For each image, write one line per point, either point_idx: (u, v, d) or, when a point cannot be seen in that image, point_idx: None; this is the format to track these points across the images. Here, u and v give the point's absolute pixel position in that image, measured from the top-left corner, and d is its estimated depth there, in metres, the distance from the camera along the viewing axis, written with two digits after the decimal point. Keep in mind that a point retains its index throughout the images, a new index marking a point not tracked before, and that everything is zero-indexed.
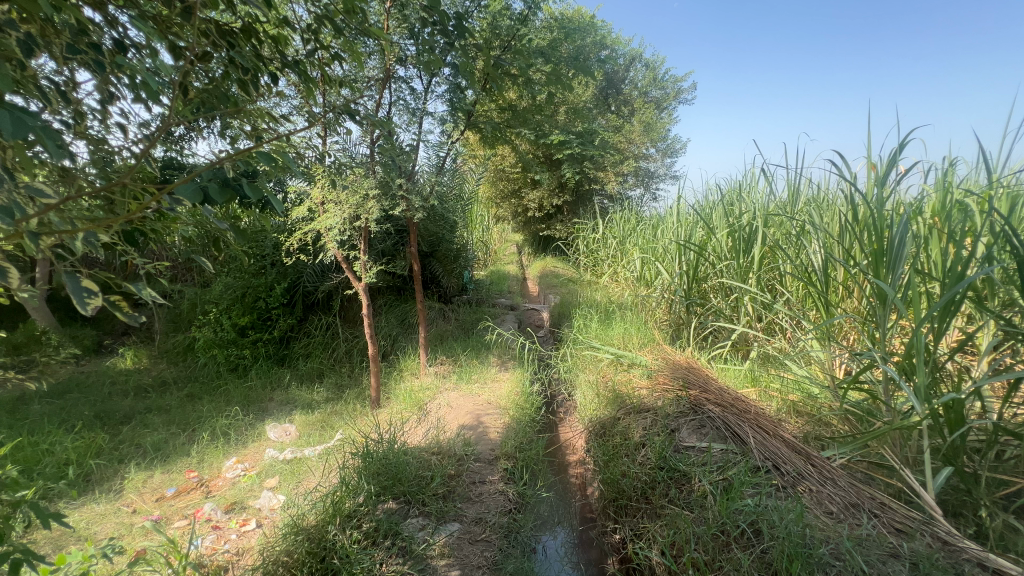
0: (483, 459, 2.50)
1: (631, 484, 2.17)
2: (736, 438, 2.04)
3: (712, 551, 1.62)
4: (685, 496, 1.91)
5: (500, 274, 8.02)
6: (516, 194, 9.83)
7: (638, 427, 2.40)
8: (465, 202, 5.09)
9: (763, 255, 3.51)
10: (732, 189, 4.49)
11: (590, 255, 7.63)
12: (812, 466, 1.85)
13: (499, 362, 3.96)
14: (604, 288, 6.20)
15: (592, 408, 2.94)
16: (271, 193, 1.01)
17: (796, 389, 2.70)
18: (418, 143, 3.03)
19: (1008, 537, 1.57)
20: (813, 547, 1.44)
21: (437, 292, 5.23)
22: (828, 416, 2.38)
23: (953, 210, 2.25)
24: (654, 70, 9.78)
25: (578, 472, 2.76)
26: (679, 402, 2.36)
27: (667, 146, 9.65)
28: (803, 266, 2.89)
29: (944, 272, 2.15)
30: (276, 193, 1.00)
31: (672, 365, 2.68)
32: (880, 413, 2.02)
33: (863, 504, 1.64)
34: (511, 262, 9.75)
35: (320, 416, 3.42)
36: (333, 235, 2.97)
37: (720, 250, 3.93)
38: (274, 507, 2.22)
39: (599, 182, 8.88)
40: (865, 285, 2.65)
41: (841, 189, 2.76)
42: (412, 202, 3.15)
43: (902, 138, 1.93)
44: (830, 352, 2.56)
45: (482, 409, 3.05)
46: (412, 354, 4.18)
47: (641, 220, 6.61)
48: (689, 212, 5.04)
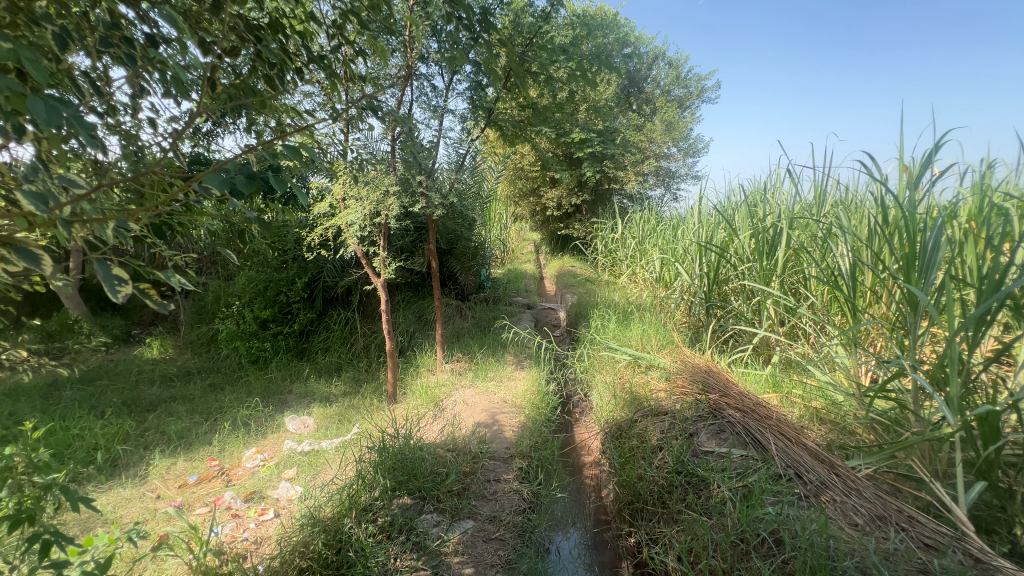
0: (498, 457, 2.49)
1: (647, 488, 2.14)
2: (756, 444, 2.00)
3: (731, 559, 1.58)
4: (703, 502, 1.87)
5: (517, 272, 8.02)
6: (535, 192, 9.79)
7: (656, 430, 2.36)
8: (484, 200, 5.10)
9: (787, 258, 3.43)
10: (756, 190, 4.40)
11: (608, 255, 7.57)
12: (836, 475, 1.79)
13: (516, 361, 3.95)
14: (622, 288, 6.15)
15: (609, 409, 2.91)
16: (295, 186, 1.02)
17: (820, 396, 2.63)
18: (438, 140, 3.03)
19: None
20: (837, 559, 1.38)
21: (455, 289, 5.24)
22: (853, 425, 2.31)
23: (992, 214, 2.16)
24: (677, 68, 9.62)
25: (593, 474, 2.74)
26: (698, 406, 2.33)
27: (689, 145, 9.51)
28: (829, 270, 2.82)
29: (980, 278, 2.07)
30: (301, 186, 1.01)
31: (691, 368, 2.63)
32: (909, 424, 1.95)
33: (890, 517, 1.59)
34: (529, 261, 9.74)
35: (338, 409, 3.46)
36: (354, 231, 2.99)
37: (743, 252, 3.85)
38: (292, 498, 2.26)
39: (619, 181, 8.80)
40: (894, 290, 2.56)
41: (871, 191, 2.67)
42: (432, 199, 3.16)
43: (938, 137, 1.86)
44: (857, 358, 2.48)
45: (498, 407, 3.05)
46: (429, 350, 4.21)
47: (661, 220, 6.53)
48: (711, 212, 4.96)
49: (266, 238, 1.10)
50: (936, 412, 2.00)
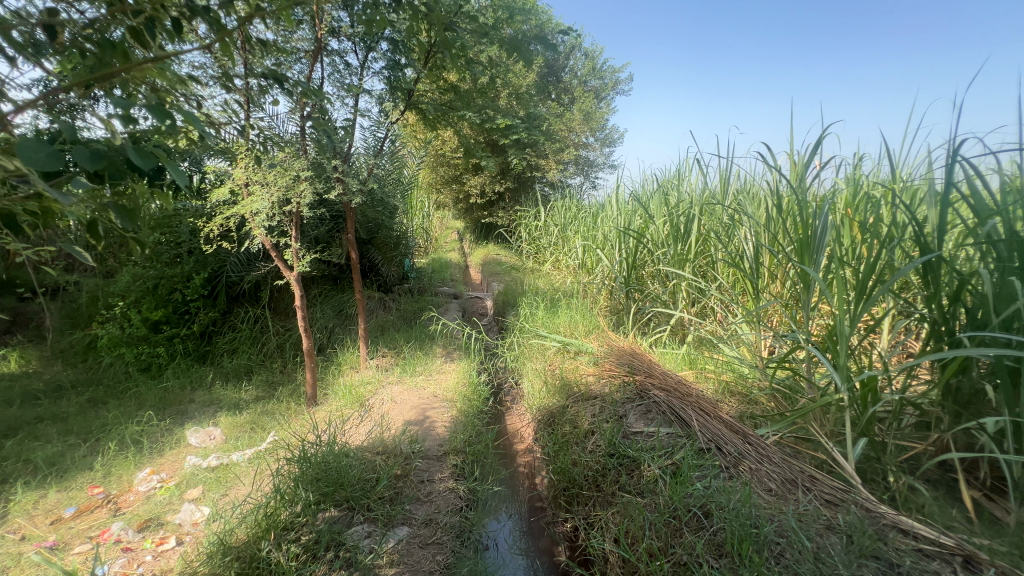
0: (431, 456, 2.36)
1: (582, 473, 2.16)
2: (680, 420, 2.10)
3: (665, 537, 1.60)
4: (635, 482, 1.90)
5: (442, 261, 7.86)
6: (457, 179, 9.61)
7: (587, 414, 2.41)
8: (405, 187, 4.88)
9: (698, 242, 3.67)
10: (669, 179, 4.66)
11: (532, 243, 7.66)
12: (749, 445, 1.93)
13: (445, 352, 3.85)
14: (547, 275, 6.27)
15: (540, 397, 2.94)
16: (170, 164, 0.84)
17: (729, 370, 2.85)
18: (354, 122, 2.81)
19: (912, 499, 1.81)
20: (759, 526, 1.44)
21: (377, 281, 4.99)
22: (758, 395, 2.54)
23: (867, 202, 2.45)
24: (594, 58, 9.83)
25: (526, 461, 2.76)
26: (626, 388, 2.41)
27: (606, 136, 9.91)
28: (735, 253, 3.05)
29: (860, 259, 2.35)
30: (175, 163, 0.84)
31: (617, 351, 2.75)
32: (805, 392, 2.18)
33: (797, 479, 1.74)
34: (453, 250, 9.57)
35: (250, 417, 3.16)
36: (260, 221, 2.68)
37: (659, 237, 4.06)
38: (198, 522, 2.01)
39: (541, 170, 8.92)
40: (790, 271, 2.83)
41: (769, 181, 2.92)
42: (349, 185, 2.95)
43: (830, 130, 2.04)
44: (759, 334, 2.72)
45: (428, 402, 2.94)
46: (352, 347, 3.97)
47: (581, 208, 6.73)
48: (628, 200, 5.17)
49: (130, 230, 1.00)
50: (825, 379, 2.26)
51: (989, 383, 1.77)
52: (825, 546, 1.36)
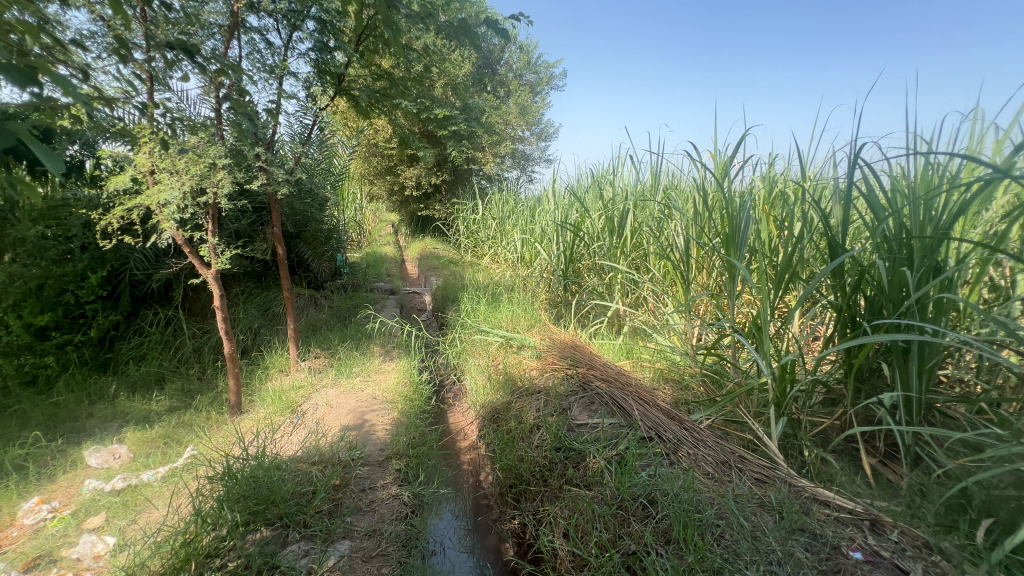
0: (372, 462, 2.25)
1: (528, 469, 2.16)
2: (621, 410, 2.16)
3: (614, 528, 1.63)
4: (581, 474, 1.93)
5: (377, 255, 7.57)
6: (391, 170, 9.27)
7: (532, 409, 2.41)
8: (336, 178, 4.62)
9: (632, 236, 3.80)
10: (604, 174, 4.78)
11: (470, 237, 7.57)
12: (685, 430, 2.02)
13: (383, 351, 3.70)
14: (486, 269, 6.24)
15: (484, 393, 2.91)
16: (32, 143, 0.67)
17: (662, 358, 2.94)
18: (279, 107, 2.60)
19: (824, 471, 1.98)
20: (701, 511, 1.51)
21: (307, 277, 4.69)
22: (689, 381, 2.67)
23: (783, 198, 2.64)
24: (529, 52, 9.85)
25: (470, 458, 2.72)
26: (569, 381, 2.44)
27: (542, 130, 10.01)
28: (667, 245, 3.18)
29: (779, 252, 2.53)
30: (39, 139, 0.67)
31: (559, 345, 2.81)
32: (731, 376, 2.33)
33: (730, 460, 1.84)
34: (388, 244, 9.24)
35: (163, 430, 2.86)
36: (169, 213, 2.39)
37: (595, 230, 4.16)
38: (100, 555, 1.77)
39: (477, 163, 8.84)
40: (716, 262, 3.00)
41: (697, 176, 3.07)
42: (274, 175, 2.72)
43: (753, 129, 2.16)
44: (689, 324, 2.87)
45: (367, 405, 2.80)
46: (280, 349, 3.70)
47: (518, 201, 6.76)
48: (565, 194, 5.25)
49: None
50: (749, 365, 2.42)
51: (884, 361, 1.99)
52: (759, 524, 1.45)
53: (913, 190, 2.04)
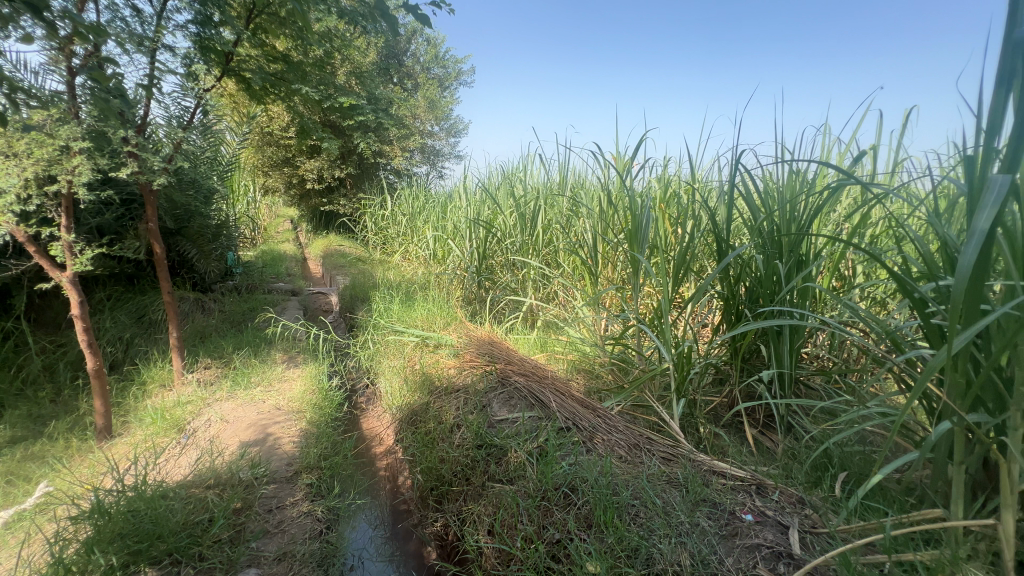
0: (279, 478, 2.07)
1: (450, 470, 2.12)
2: (540, 403, 2.21)
3: (538, 520, 1.65)
4: (503, 470, 1.94)
5: (275, 254, 6.98)
6: (288, 161, 8.58)
7: (451, 408, 2.38)
8: (223, 168, 4.16)
9: (543, 233, 3.91)
10: (514, 172, 4.86)
11: (379, 233, 7.27)
12: (599, 418, 2.12)
13: (286, 357, 3.42)
14: (397, 266, 6.03)
15: (400, 396, 2.82)
16: None
17: (574, 350, 3.08)
18: (153, 84, 2.27)
19: (716, 445, 2.20)
20: (619, 494, 1.59)
21: (191, 279, 4.17)
22: (600, 371, 2.82)
23: (677, 198, 2.88)
24: (437, 45, 9.67)
25: (387, 463, 2.62)
26: (488, 377, 2.46)
27: (451, 126, 9.91)
28: (577, 242, 3.32)
29: (676, 247, 2.75)
30: None
31: (476, 342, 2.85)
32: (637, 364, 2.50)
33: (640, 442, 1.97)
34: (287, 240, 8.55)
35: (5, 467, 2.37)
36: (6, 204, 1.97)
37: (507, 227, 4.22)
38: None
39: (385, 156, 8.52)
40: (621, 257, 3.19)
41: (602, 176, 3.23)
42: (147, 162, 2.37)
43: (653, 132, 2.33)
44: (598, 316, 3.02)
45: (269, 418, 2.57)
46: (160, 361, 3.26)
47: (429, 197, 6.63)
48: (476, 191, 5.24)
49: None
50: (652, 353, 2.60)
51: (762, 342, 2.27)
52: (669, 500, 1.57)
53: (782, 193, 2.33)
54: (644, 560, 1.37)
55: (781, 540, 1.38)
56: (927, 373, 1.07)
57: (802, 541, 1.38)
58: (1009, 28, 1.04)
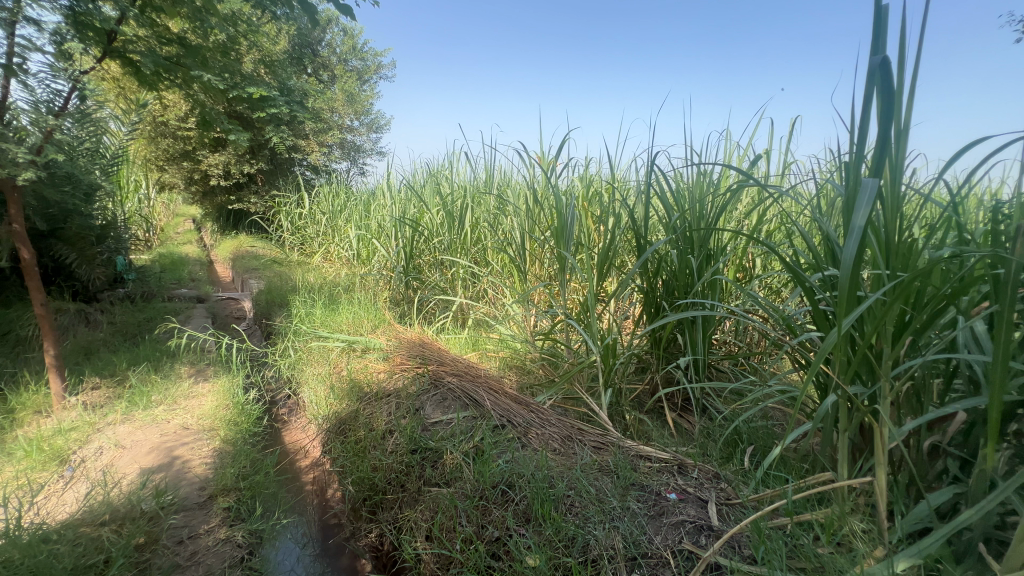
0: (190, 505, 1.88)
1: (383, 478, 2.05)
2: (474, 402, 2.21)
3: (476, 520, 1.64)
4: (438, 473, 1.91)
5: (175, 257, 6.31)
6: (188, 155, 7.78)
7: (383, 413, 2.30)
8: (108, 161, 3.68)
9: (471, 231, 3.91)
10: (440, 170, 4.80)
11: (296, 233, 6.84)
12: (532, 414, 2.16)
13: (193, 370, 3.11)
14: (317, 268, 5.71)
15: (327, 405, 2.68)
16: None
17: (505, 347, 3.10)
18: (14, 63, 1.95)
19: (641, 431, 2.33)
20: (555, 487, 1.63)
21: (71, 288, 3.66)
22: (531, 367, 2.86)
23: (599, 196, 3.00)
24: (354, 36, 9.26)
25: (313, 477, 2.48)
26: (420, 380, 2.42)
27: (372, 121, 9.56)
28: (505, 240, 3.35)
29: (599, 244, 2.87)
30: None
31: (407, 345, 2.82)
32: (566, 358, 2.58)
33: (572, 434, 2.03)
34: (188, 242, 7.77)
35: None
36: None
37: (434, 226, 4.16)
38: None
39: (300, 151, 8.02)
40: (547, 254, 3.27)
41: (527, 174, 3.29)
42: (9, 154, 2.04)
43: (575, 133, 2.41)
44: (528, 313, 3.07)
45: (175, 439, 2.32)
46: (33, 383, 2.82)
47: (350, 195, 6.35)
48: (401, 189, 5.11)
49: None
50: (580, 346, 2.70)
51: (679, 332, 2.43)
52: (602, 487, 1.63)
53: (693, 193, 2.52)
54: (581, 548, 1.42)
55: (702, 514, 1.49)
56: (819, 355, 1.20)
57: (718, 513, 1.50)
58: (872, 53, 1.20)
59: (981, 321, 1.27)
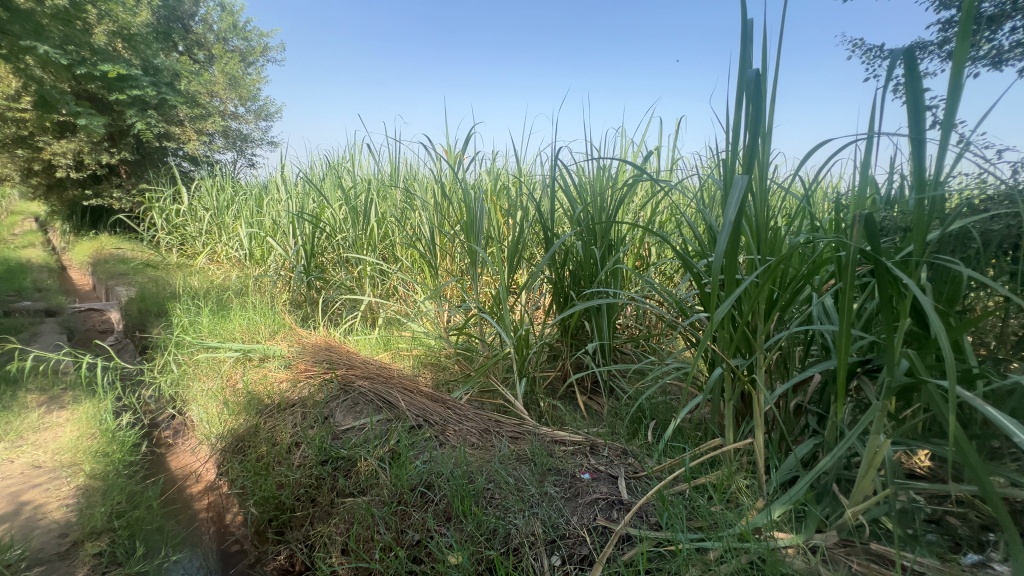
0: (48, 556, 1.59)
1: (291, 494, 1.90)
2: (388, 404, 2.14)
3: (396, 527, 1.59)
4: (353, 482, 1.81)
5: (13, 264, 5.29)
6: (24, 142, 6.54)
7: (288, 425, 2.15)
8: None
9: (377, 226, 3.75)
10: (340, 162, 4.54)
11: (173, 232, 6.06)
12: (449, 410, 2.15)
13: (45, 397, 2.64)
14: (202, 271, 5.12)
15: (220, 422, 2.43)
16: None
17: (419, 344, 3.03)
18: None
19: (555, 416, 2.42)
20: (475, 482, 1.64)
21: None
22: (446, 362, 2.83)
23: (507, 191, 3.03)
24: (234, 13, 8.38)
25: (207, 503, 2.24)
26: (329, 386, 2.29)
27: (260, 108, 8.74)
28: (413, 235, 3.26)
29: (508, 238, 2.89)
30: None
31: (311, 350, 2.68)
32: (481, 351, 2.59)
33: (489, 427, 2.05)
34: (31, 246, 6.54)
35: None
36: None
37: (337, 222, 3.93)
38: None
39: (174, 140, 7.10)
40: (458, 249, 3.23)
41: (434, 168, 3.23)
42: None
43: (480, 127, 2.41)
44: (440, 309, 3.03)
45: (24, 481, 1.96)
46: None
47: (238, 189, 5.77)
48: (297, 182, 4.74)
49: None
50: (493, 338, 2.72)
51: (586, 319, 2.55)
52: (520, 476, 1.67)
53: (594, 187, 2.65)
54: (503, 538, 1.44)
55: (613, 490, 1.58)
56: (707, 335, 1.32)
57: (627, 487, 1.61)
58: (742, 63, 1.34)
59: (829, 295, 1.49)
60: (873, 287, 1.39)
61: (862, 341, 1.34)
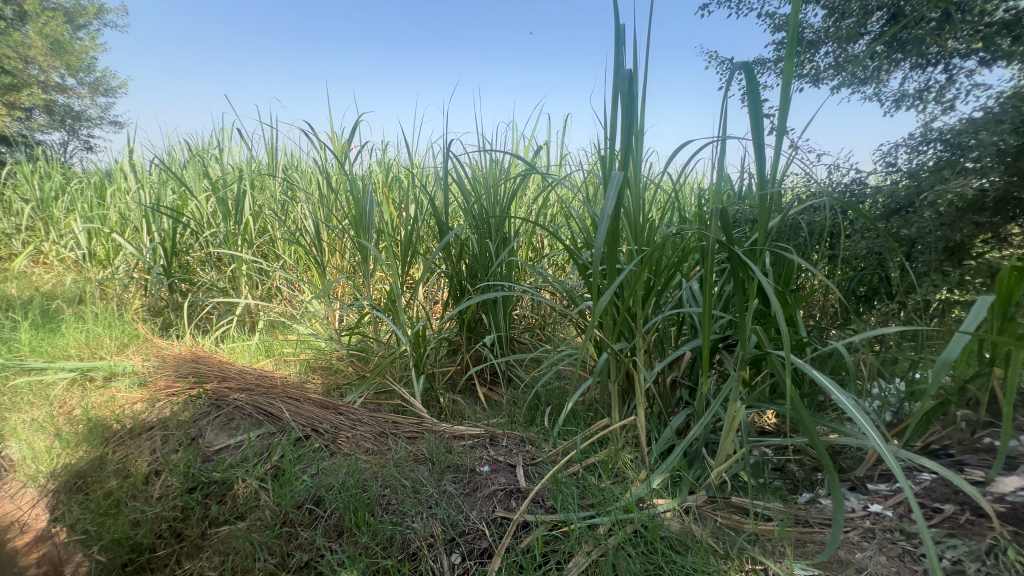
0: None
1: (150, 532, 1.59)
2: (271, 417, 1.96)
3: (280, 550, 1.45)
4: (228, 508, 1.62)
5: None
6: None
7: (144, 452, 1.86)
8: None
9: (253, 220, 3.38)
10: (205, 148, 4.01)
11: None
12: (342, 416, 2.02)
13: None
14: (20, 276, 4.19)
15: (51, 457, 2.02)
16: None
17: (307, 348, 2.80)
18: None
19: (456, 411, 2.39)
20: (369, 490, 1.57)
21: None
22: (338, 365, 2.65)
23: (398, 183, 2.91)
24: None
25: None
26: (196, 403, 2.04)
27: (97, 79, 7.32)
28: (295, 230, 2.99)
29: (401, 231, 2.78)
30: None
31: (173, 363, 2.38)
32: (376, 350, 2.48)
33: (386, 430, 1.97)
34: None
35: None
36: None
37: (203, 216, 3.47)
38: None
39: None
40: (347, 244, 3.03)
41: (317, 157, 2.99)
42: None
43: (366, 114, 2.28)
44: (329, 309, 2.82)
45: None
46: None
47: (69, 177, 4.81)
48: (150, 169, 4.08)
49: None
50: (389, 335, 2.61)
51: (483, 311, 2.56)
52: (417, 477, 1.63)
53: (487, 181, 2.66)
54: (400, 545, 1.39)
55: (511, 480, 1.62)
56: (594, 322, 1.39)
57: (525, 474, 1.65)
58: (618, 65, 1.42)
59: (695, 281, 1.67)
60: (729, 272, 1.58)
61: (721, 320, 1.52)
